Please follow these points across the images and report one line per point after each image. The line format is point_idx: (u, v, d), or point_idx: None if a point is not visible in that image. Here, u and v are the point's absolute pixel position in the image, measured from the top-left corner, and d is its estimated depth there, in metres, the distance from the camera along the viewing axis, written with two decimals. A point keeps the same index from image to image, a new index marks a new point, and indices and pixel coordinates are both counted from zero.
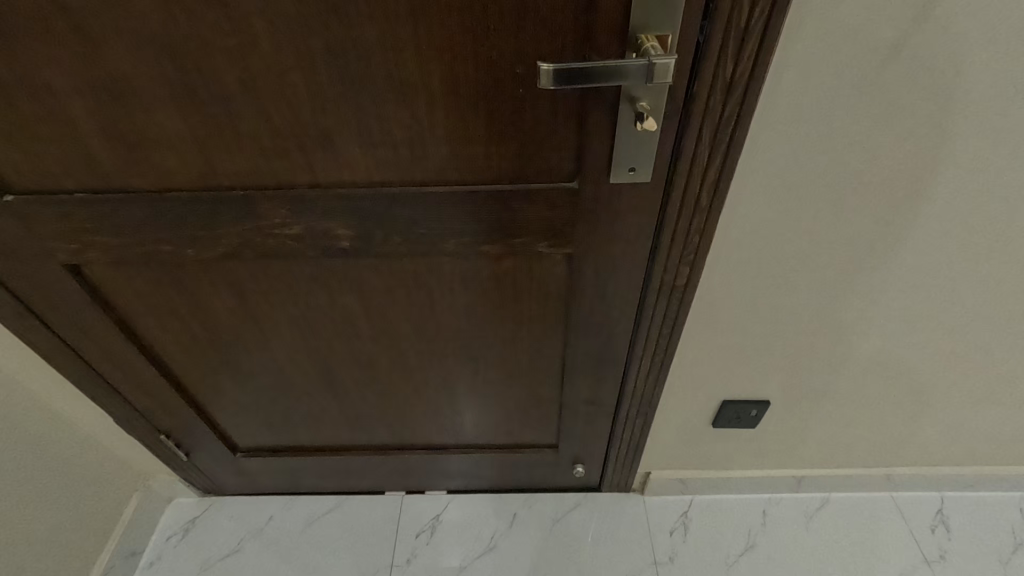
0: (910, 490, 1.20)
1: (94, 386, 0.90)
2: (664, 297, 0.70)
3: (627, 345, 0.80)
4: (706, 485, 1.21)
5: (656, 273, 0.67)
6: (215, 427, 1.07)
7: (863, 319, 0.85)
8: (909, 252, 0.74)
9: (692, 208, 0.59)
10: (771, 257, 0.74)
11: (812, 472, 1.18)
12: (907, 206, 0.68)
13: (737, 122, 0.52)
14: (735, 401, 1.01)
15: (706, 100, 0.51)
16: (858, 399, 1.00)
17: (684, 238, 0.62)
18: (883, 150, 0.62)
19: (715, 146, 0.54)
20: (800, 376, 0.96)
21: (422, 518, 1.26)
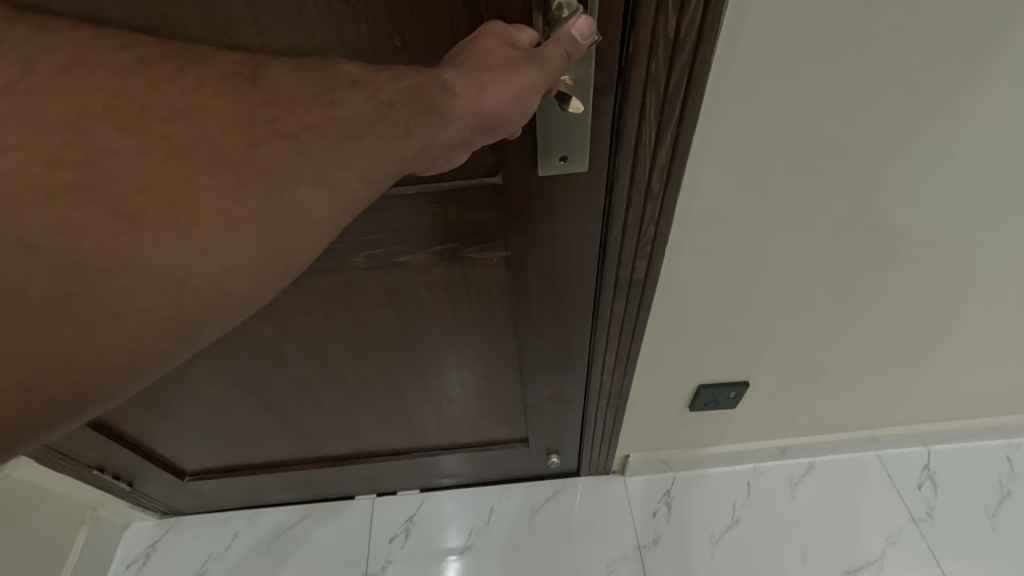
0: (896, 448, 1.17)
1: None
2: (622, 291, 0.62)
3: (590, 343, 0.71)
4: (688, 462, 1.16)
5: (610, 269, 0.58)
6: (152, 456, 0.98)
7: (846, 286, 0.77)
8: (897, 213, 0.66)
9: (645, 196, 0.50)
10: (741, 233, 0.66)
11: (796, 440, 1.13)
12: (893, 167, 0.60)
13: (687, 94, 0.43)
14: (711, 380, 0.94)
15: (646, 68, 0.41)
16: (840, 367, 0.94)
17: (638, 229, 0.53)
18: (866, 108, 0.53)
19: (662, 124, 0.44)
20: (777, 350, 0.89)
21: (398, 519, 1.20)
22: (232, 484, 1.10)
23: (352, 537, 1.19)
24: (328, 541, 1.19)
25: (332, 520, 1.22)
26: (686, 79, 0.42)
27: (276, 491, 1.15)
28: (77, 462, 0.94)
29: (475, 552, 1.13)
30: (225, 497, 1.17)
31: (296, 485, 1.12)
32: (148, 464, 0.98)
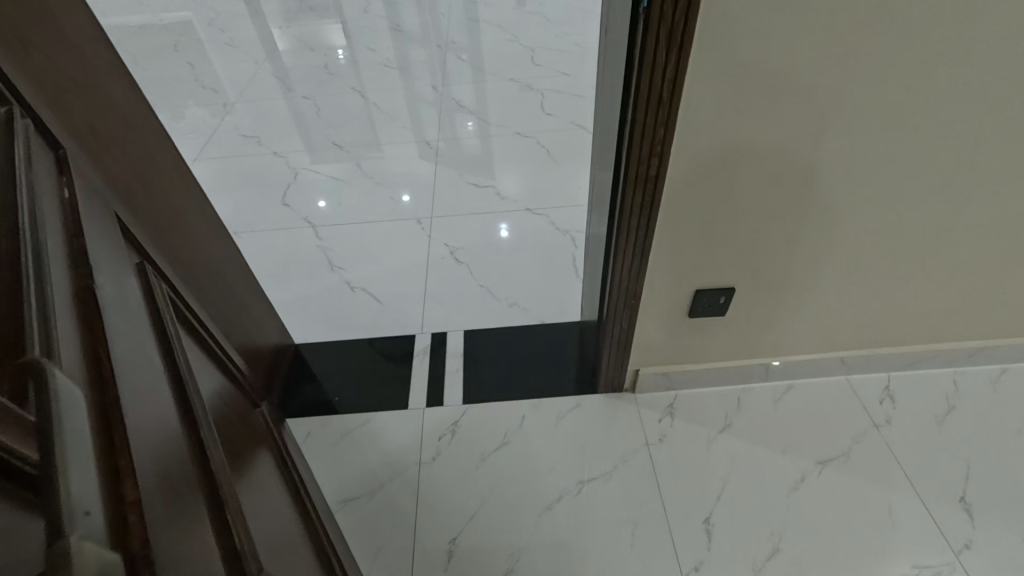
0: (861, 372, 1.41)
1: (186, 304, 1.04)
2: (640, 185, 0.92)
3: (615, 238, 1.03)
4: (688, 379, 1.40)
5: (633, 162, 0.89)
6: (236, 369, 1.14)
7: (791, 229, 1.07)
8: (843, 127, 0.90)
9: (661, 96, 0.80)
10: (724, 149, 0.91)
11: (781, 358, 1.37)
12: (835, 88, 0.84)
13: (684, 25, 0.73)
14: (705, 286, 1.17)
15: (659, 9, 0.71)
16: (811, 288, 1.20)
17: (651, 120, 0.83)
18: (806, 41, 0.79)
19: (670, 45, 0.75)
20: (761, 268, 1.15)
21: (451, 412, 1.44)
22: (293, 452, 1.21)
23: (409, 426, 1.41)
24: (388, 472, 1.33)
25: (389, 494, 1.29)
26: (670, 21, 0.72)
27: (313, 483, 1.23)
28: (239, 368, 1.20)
29: (509, 447, 1.36)
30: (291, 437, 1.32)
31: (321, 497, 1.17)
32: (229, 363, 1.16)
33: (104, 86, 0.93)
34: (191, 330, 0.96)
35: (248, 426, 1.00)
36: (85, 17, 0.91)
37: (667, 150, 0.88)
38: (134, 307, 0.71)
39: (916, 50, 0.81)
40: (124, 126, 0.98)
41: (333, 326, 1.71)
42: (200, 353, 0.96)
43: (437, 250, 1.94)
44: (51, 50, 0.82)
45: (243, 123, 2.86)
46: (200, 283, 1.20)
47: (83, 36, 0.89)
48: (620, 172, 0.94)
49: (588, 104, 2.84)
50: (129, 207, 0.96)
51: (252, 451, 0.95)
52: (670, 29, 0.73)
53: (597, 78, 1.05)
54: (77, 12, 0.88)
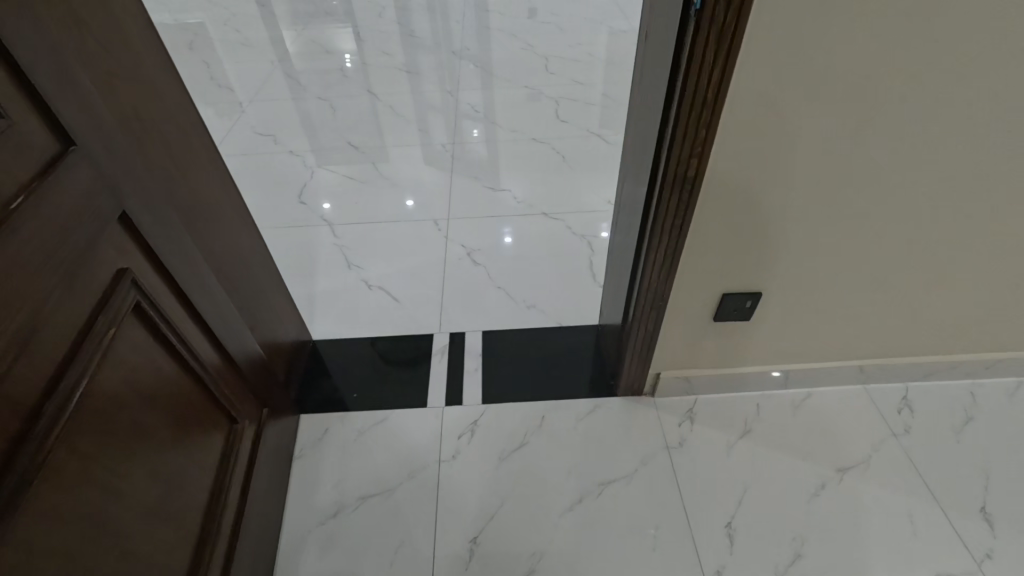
0: (879, 381, 1.42)
1: (211, 291, 1.04)
2: (679, 187, 0.93)
3: (649, 237, 1.04)
4: (708, 384, 1.40)
5: (673, 165, 0.90)
6: (236, 365, 1.12)
7: (820, 236, 1.08)
8: (878, 136, 0.91)
9: (706, 97, 0.81)
10: (763, 154, 0.92)
11: (801, 365, 1.38)
12: (875, 98, 0.86)
13: (736, 27, 0.74)
14: (733, 290, 1.17)
15: (713, 9, 0.72)
16: (836, 296, 1.21)
17: (696, 124, 0.84)
18: (849, 51, 0.80)
19: (719, 48, 0.76)
20: (788, 275, 1.15)
21: (471, 411, 1.44)
22: (256, 471, 1.15)
23: (428, 424, 1.41)
24: (405, 469, 1.33)
25: (411, 493, 1.29)
26: (722, 23, 0.73)
27: (259, 522, 1.14)
28: (243, 384, 1.15)
29: (530, 447, 1.36)
30: (275, 453, 1.27)
31: (239, 560, 1.03)
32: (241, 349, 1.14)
33: (149, 74, 0.94)
34: (175, 354, 0.90)
35: (179, 479, 0.89)
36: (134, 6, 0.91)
37: (706, 151, 0.88)
38: (29, 345, 0.62)
39: (956, 64, 0.83)
40: (166, 115, 0.98)
41: (351, 323, 1.70)
42: (180, 363, 0.92)
43: (453, 250, 1.94)
44: (104, 38, 0.83)
45: (258, 122, 2.87)
46: (228, 274, 1.20)
47: (132, 25, 0.90)
48: (658, 170, 0.95)
49: (601, 113, 2.86)
50: (167, 194, 0.96)
51: (180, 446, 0.90)
52: (720, 30, 0.74)
53: (634, 77, 1.07)
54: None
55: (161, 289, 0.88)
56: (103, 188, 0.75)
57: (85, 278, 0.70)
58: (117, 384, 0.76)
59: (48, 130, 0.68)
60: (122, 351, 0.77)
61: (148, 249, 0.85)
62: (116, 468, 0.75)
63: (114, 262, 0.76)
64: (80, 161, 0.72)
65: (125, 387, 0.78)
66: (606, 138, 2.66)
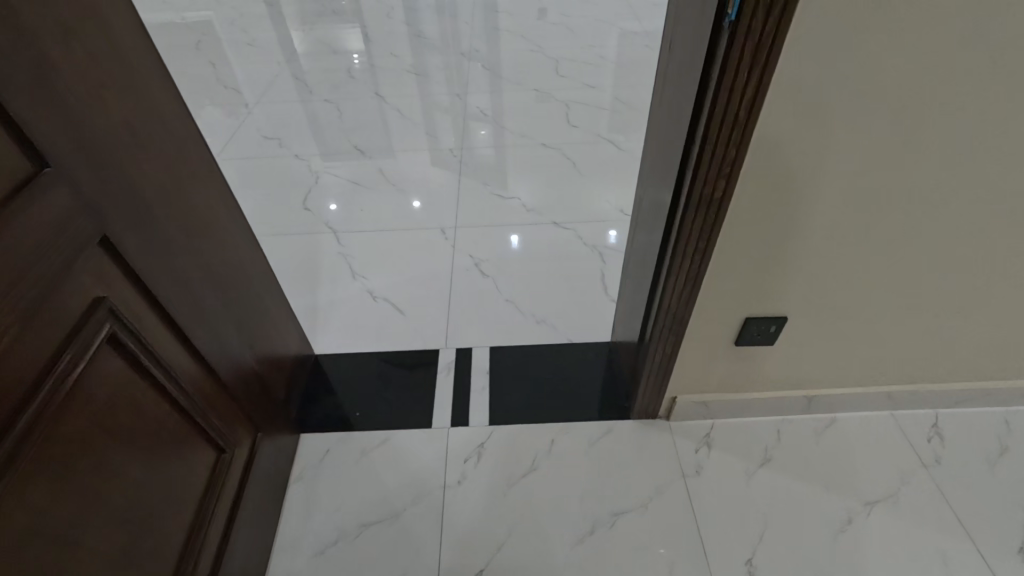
0: (907, 408, 1.35)
1: (200, 310, 0.99)
2: (704, 208, 0.87)
3: (669, 258, 0.98)
4: (727, 409, 1.34)
5: (699, 186, 0.84)
6: (226, 389, 1.06)
7: (851, 258, 1.02)
8: (920, 154, 0.85)
9: (736, 115, 0.75)
10: (794, 173, 0.85)
11: (825, 391, 1.31)
12: (919, 116, 0.80)
13: (774, 41, 0.67)
14: (757, 315, 1.11)
15: (750, 21, 0.66)
16: (865, 321, 1.15)
17: (725, 144, 0.78)
18: (894, 66, 0.73)
19: (754, 64, 0.69)
20: (815, 299, 1.09)
21: (477, 433, 1.39)
22: (245, 497, 1.10)
23: (433, 446, 1.36)
24: (409, 495, 1.27)
25: (415, 520, 1.23)
26: (758, 38, 0.67)
27: (245, 550, 1.09)
28: (235, 408, 1.10)
29: (539, 473, 1.30)
30: (267, 476, 1.22)
31: None
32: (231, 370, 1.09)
33: (145, 83, 0.89)
34: (158, 383, 0.84)
35: (154, 519, 0.84)
36: (128, 11, 0.86)
37: (734, 172, 0.82)
38: None
39: (1010, 80, 0.76)
40: (163, 126, 0.93)
41: (354, 337, 1.65)
42: (166, 391, 0.86)
43: (461, 261, 1.88)
44: (96, 46, 0.77)
45: (263, 125, 2.82)
46: (228, 290, 1.15)
47: (126, 31, 0.84)
48: (681, 188, 0.89)
49: (612, 118, 2.79)
50: (162, 211, 0.91)
51: (158, 477, 0.85)
52: (756, 46, 0.68)
53: (655, 86, 1.01)
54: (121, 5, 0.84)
55: (148, 315, 0.83)
56: (82, 211, 0.70)
57: (52, 309, 0.65)
58: (81, 423, 0.70)
59: (19, 150, 0.63)
60: (91, 387, 0.71)
61: (132, 273, 0.79)
62: (77, 510, 0.69)
63: (90, 290, 0.71)
64: (56, 183, 0.66)
65: (94, 422, 0.72)
66: (617, 144, 2.59)
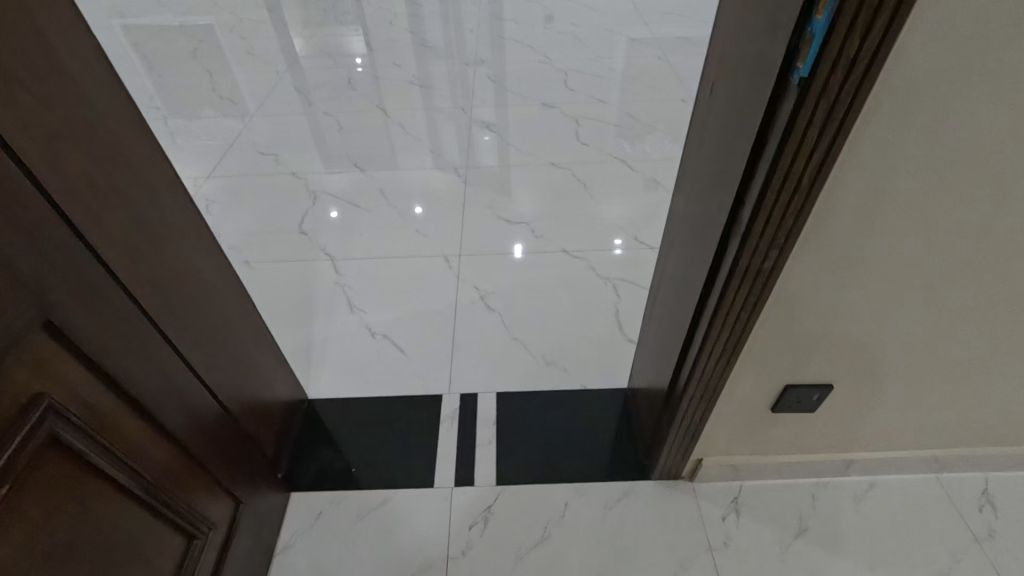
0: (954, 471, 1.24)
1: (169, 381, 0.88)
2: (749, 279, 0.76)
3: (707, 326, 0.87)
4: (757, 471, 1.23)
5: (747, 255, 0.73)
6: (198, 463, 0.95)
7: (911, 330, 0.89)
8: (1003, 226, 0.72)
9: (798, 185, 0.63)
10: (856, 250, 0.73)
11: (865, 453, 1.20)
12: (1010, 187, 0.67)
13: (850, 104, 0.56)
14: (799, 382, 0.99)
15: (824, 80, 0.54)
16: (918, 388, 1.03)
17: (780, 213, 0.67)
18: (989, 135, 0.61)
19: (823, 129, 0.58)
20: (866, 368, 0.97)
21: (484, 494, 1.27)
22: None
23: (435, 510, 1.25)
24: (407, 567, 1.16)
25: None
26: (832, 101, 0.55)
27: None
28: (211, 482, 0.99)
29: (550, 543, 1.19)
30: (247, 549, 1.11)
31: None
32: (203, 441, 0.98)
33: (112, 132, 0.78)
34: (113, 479, 0.74)
35: None
36: (95, 51, 0.75)
37: (789, 245, 0.70)
38: None
39: None
40: (133, 178, 0.82)
41: (351, 379, 1.54)
42: (121, 483, 0.76)
43: (465, 293, 1.77)
44: (49, 98, 0.67)
45: (261, 138, 2.71)
46: (209, 347, 1.04)
47: (91, 75, 0.74)
48: (724, 255, 0.77)
49: (623, 135, 2.67)
50: (126, 276, 0.80)
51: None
52: (829, 110, 0.56)
53: (688, 129, 0.90)
54: (86, 46, 0.73)
55: (99, 399, 0.73)
56: (11, 294, 0.60)
57: None
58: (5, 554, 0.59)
59: None
60: (21, 505, 0.60)
61: (79, 351, 0.69)
62: None
63: (25, 383, 0.61)
64: None
65: (26, 545, 0.61)
66: (629, 164, 2.47)
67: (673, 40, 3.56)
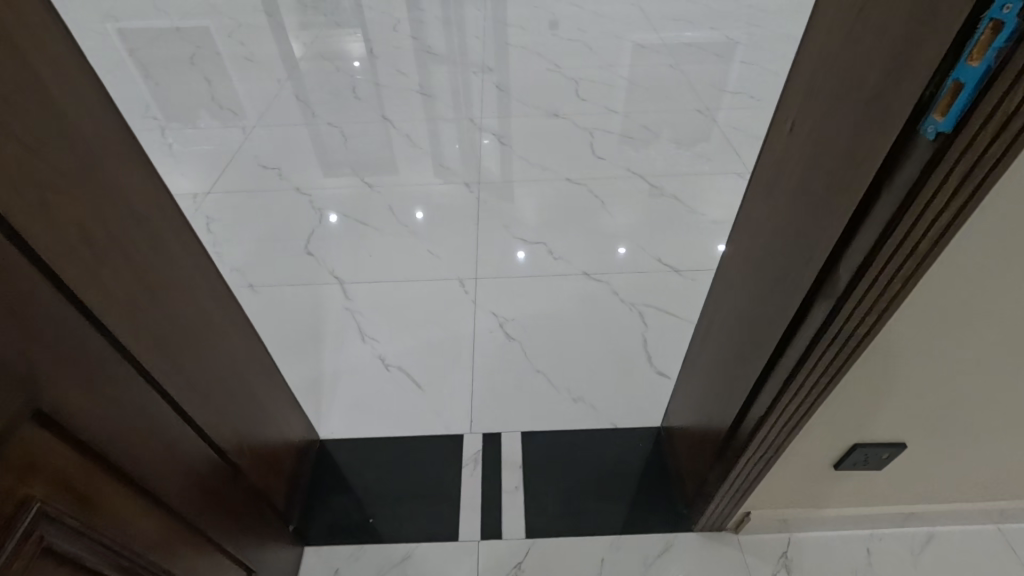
0: (1018, 522, 1.15)
1: (174, 450, 0.79)
2: (837, 343, 0.67)
3: (779, 387, 0.78)
4: (808, 524, 1.15)
5: (838, 319, 0.64)
6: (204, 537, 0.86)
7: (1006, 395, 0.80)
8: None
9: (913, 251, 0.55)
10: (965, 317, 0.63)
11: (926, 506, 1.11)
12: None
13: (996, 164, 0.47)
14: (868, 441, 0.89)
15: (969, 135, 0.45)
16: (997, 445, 0.94)
17: (887, 278, 0.58)
18: None
19: (958, 190, 0.49)
20: (944, 428, 0.87)
21: (514, 547, 1.20)
22: None
23: (461, 564, 1.18)
24: None
25: None
26: (976, 159, 0.46)
27: None
28: (220, 554, 0.90)
29: None
30: None
31: None
32: (211, 509, 0.89)
33: (118, 183, 0.70)
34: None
35: None
36: (99, 95, 0.67)
37: (889, 312, 0.62)
38: None
39: None
40: (140, 231, 0.74)
41: (366, 418, 1.45)
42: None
43: (483, 321, 1.68)
44: (47, 153, 0.58)
45: (262, 151, 2.62)
46: (220, 402, 0.95)
47: (95, 123, 0.65)
48: (807, 316, 0.69)
49: (640, 146, 2.56)
50: (127, 340, 0.70)
51: None
52: (969, 169, 0.47)
53: (754, 166, 0.82)
54: (89, 90, 0.65)
55: (96, 489, 0.63)
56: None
57: None
58: None
59: None
60: None
61: (72, 437, 0.60)
62: None
63: (10, 489, 0.52)
64: None
65: None
66: (648, 179, 2.36)
67: (684, 46, 3.46)
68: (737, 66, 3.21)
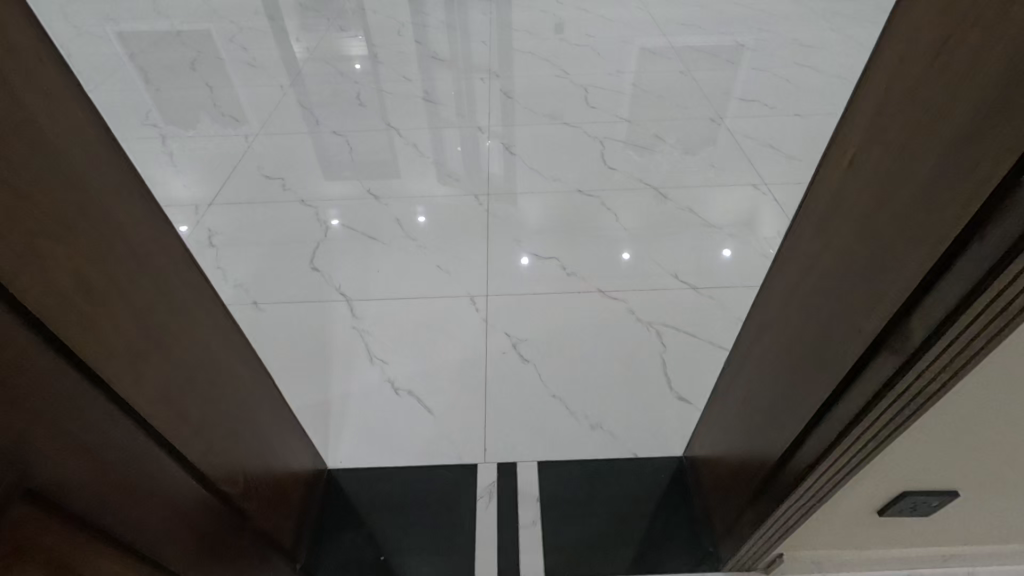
0: None
1: (175, 503, 0.73)
2: (904, 398, 0.61)
3: (831, 438, 0.72)
4: (842, 564, 1.10)
5: (909, 375, 0.58)
6: None
7: None
8: None
9: (1006, 305, 0.49)
10: None
11: (969, 547, 1.06)
12: None
13: None
14: (919, 489, 0.84)
15: None
16: None
17: (970, 335, 0.52)
18: None
19: None
20: (1003, 476, 0.81)
21: None
22: None
23: None
24: None
25: None
26: None
27: None
28: None
29: None
30: None
31: None
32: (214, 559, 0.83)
33: (122, 226, 0.65)
34: None
35: None
36: (100, 133, 0.62)
37: (967, 367, 0.56)
38: None
39: None
40: (144, 275, 0.69)
41: (377, 447, 1.40)
42: None
43: (495, 342, 1.62)
44: (43, 204, 0.53)
45: (266, 160, 2.56)
46: (228, 444, 0.90)
47: (96, 166, 0.61)
48: (868, 365, 0.63)
49: (653, 156, 2.49)
50: (127, 390, 0.65)
51: None
52: None
53: (802, 200, 0.77)
54: (91, 131, 0.60)
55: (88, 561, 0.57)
56: None
57: None
58: None
59: None
60: None
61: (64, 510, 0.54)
62: None
63: None
64: None
65: None
66: (661, 191, 2.28)
67: (693, 50, 3.40)
68: (748, 72, 3.15)
